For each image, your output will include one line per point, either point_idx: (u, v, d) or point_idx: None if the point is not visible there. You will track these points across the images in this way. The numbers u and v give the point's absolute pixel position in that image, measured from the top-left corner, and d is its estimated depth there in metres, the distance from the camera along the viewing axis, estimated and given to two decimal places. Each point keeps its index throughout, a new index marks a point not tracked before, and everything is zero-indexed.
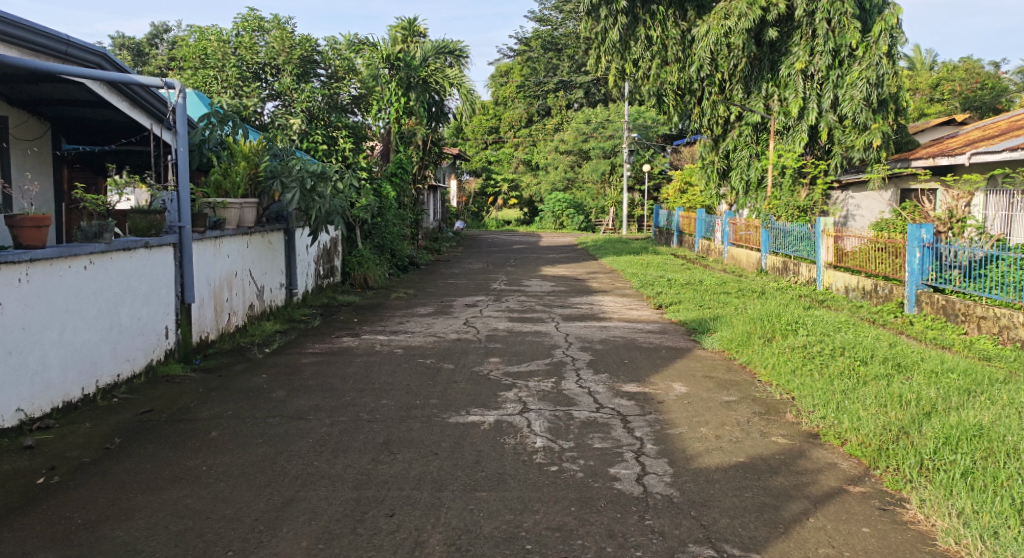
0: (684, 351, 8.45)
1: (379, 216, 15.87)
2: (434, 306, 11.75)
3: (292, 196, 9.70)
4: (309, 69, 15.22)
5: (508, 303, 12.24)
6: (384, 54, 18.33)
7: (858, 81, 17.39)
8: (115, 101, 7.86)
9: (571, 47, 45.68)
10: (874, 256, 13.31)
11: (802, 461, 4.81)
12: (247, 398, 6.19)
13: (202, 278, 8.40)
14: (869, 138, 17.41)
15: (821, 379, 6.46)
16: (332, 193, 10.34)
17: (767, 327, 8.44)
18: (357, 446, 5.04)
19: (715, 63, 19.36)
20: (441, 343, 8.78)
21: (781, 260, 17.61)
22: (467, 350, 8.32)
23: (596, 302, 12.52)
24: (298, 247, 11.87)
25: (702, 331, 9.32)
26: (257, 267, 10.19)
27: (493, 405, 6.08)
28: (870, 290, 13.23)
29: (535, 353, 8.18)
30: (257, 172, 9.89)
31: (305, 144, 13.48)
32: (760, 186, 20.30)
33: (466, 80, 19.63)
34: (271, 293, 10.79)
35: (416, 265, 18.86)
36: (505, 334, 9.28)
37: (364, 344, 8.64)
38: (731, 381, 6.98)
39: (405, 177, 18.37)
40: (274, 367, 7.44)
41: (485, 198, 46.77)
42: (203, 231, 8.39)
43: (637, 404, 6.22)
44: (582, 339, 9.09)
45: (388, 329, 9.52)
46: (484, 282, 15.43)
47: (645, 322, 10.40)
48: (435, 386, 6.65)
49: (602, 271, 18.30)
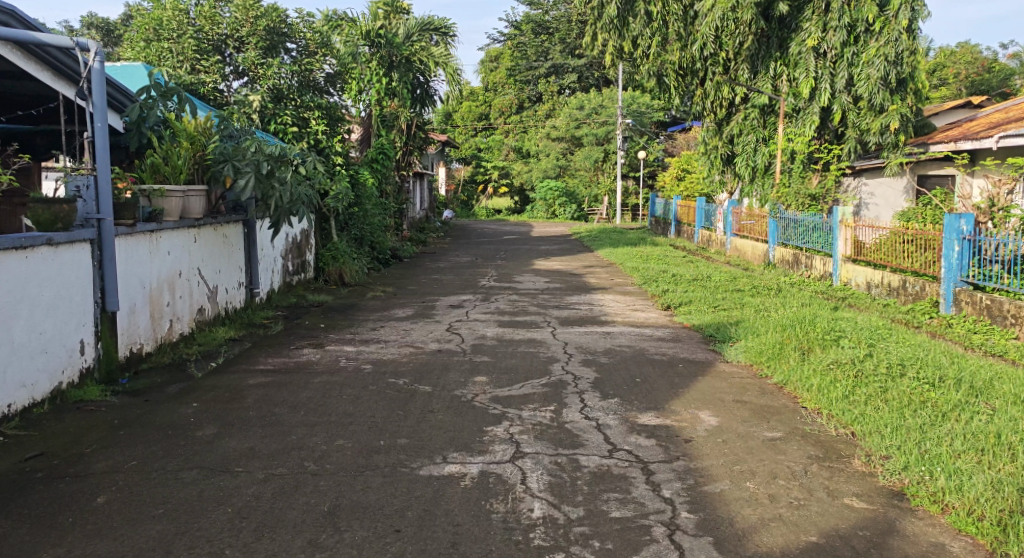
0: (704, 365, 7.16)
1: (357, 205, 14.60)
2: (414, 308, 10.41)
3: (245, 182, 8.33)
4: (279, 46, 13.99)
5: (497, 303, 10.93)
6: (364, 30, 17.08)
7: (875, 58, 16.08)
8: (18, 62, 6.36)
9: (563, 30, 44.27)
10: (902, 249, 12.02)
11: (895, 543, 3.55)
12: (165, 439, 4.84)
13: (134, 278, 7.10)
14: (886, 121, 16.23)
15: (887, 409, 5.17)
16: (296, 180, 8.99)
17: (804, 337, 7.16)
18: (294, 519, 3.74)
19: (719, 41, 18.21)
20: (418, 356, 7.46)
21: (792, 253, 16.35)
22: (448, 366, 7.01)
23: (596, 302, 11.22)
24: (260, 241, 10.53)
25: (722, 339, 8.04)
26: (208, 265, 8.84)
27: (476, 448, 4.77)
28: (897, 287, 11.96)
29: (529, 370, 6.87)
30: (206, 154, 8.54)
31: (272, 126, 12.22)
32: (766, 173, 19.04)
33: (453, 59, 18.18)
34: (228, 294, 9.47)
35: (398, 258, 17.61)
36: (494, 344, 7.97)
37: (326, 357, 7.31)
38: (770, 408, 5.68)
39: (386, 163, 17.03)
40: (211, 390, 6.10)
41: (474, 185, 45.35)
42: (133, 223, 7.04)
43: (661, 444, 4.90)
44: (583, 349, 7.77)
45: (357, 338, 8.20)
46: (472, 278, 14.13)
47: (654, 326, 9.10)
48: (405, 419, 5.34)
49: (598, 265, 17.04)
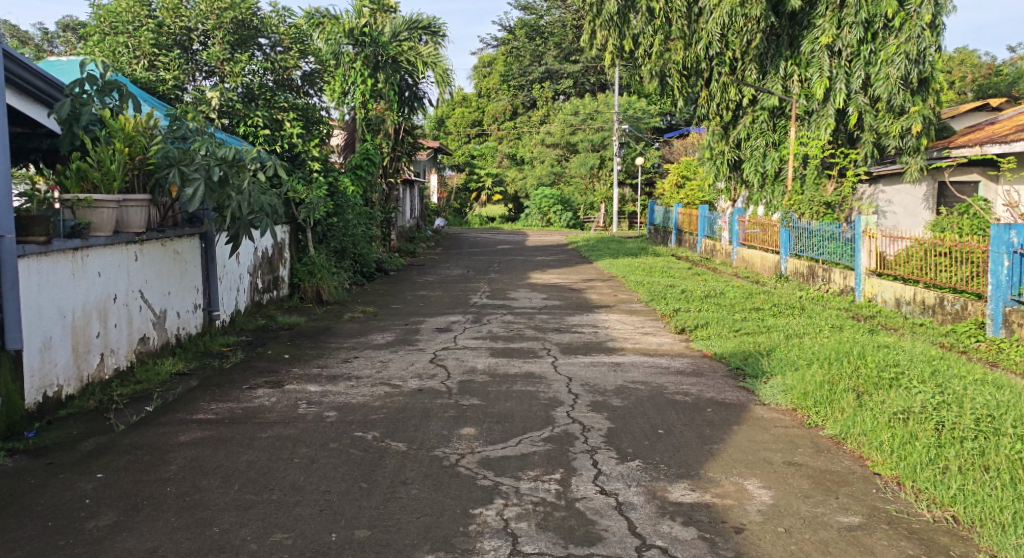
0: (738, 409, 5.94)
1: (337, 215, 13.34)
2: (395, 333, 9.18)
3: (193, 191, 7.07)
4: (251, 43, 12.60)
5: (490, 325, 9.70)
6: (347, 28, 15.86)
7: (895, 56, 14.91)
8: None
9: (558, 35, 43.17)
10: (937, 262, 10.82)
11: None
12: (43, 536, 3.63)
13: (49, 307, 5.88)
14: (907, 123, 15.08)
15: (997, 486, 3.99)
16: (258, 188, 7.78)
17: (856, 373, 5.96)
18: None
19: (726, 40, 17.11)
20: (395, 398, 6.23)
21: (807, 265, 15.20)
22: (429, 414, 5.78)
23: (600, 323, 10.00)
24: (220, 257, 9.29)
25: (753, 373, 6.84)
26: (153, 286, 7.60)
27: (462, 547, 3.59)
28: (932, 305, 10.80)
29: (528, 418, 5.66)
30: (148, 158, 7.32)
31: (242, 128, 11.25)
32: (777, 179, 17.88)
33: (443, 60, 16.99)
34: (180, 318, 8.24)
35: (385, 272, 16.43)
36: (485, 381, 6.74)
37: (284, 400, 6.06)
38: (834, 475, 4.49)
39: (372, 170, 15.66)
40: (130, 449, 4.85)
41: (468, 194, 43.88)
42: (48, 240, 5.84)
43: (704, 537, 3.71)
44: (591, 388, 6.55)
45: (325, 374, 6.96)
46: (462, 294, 12.89)
47: (669, 356, 7.90)
48: (369, 497, 4.14)
49: (599, 278, 15.88)
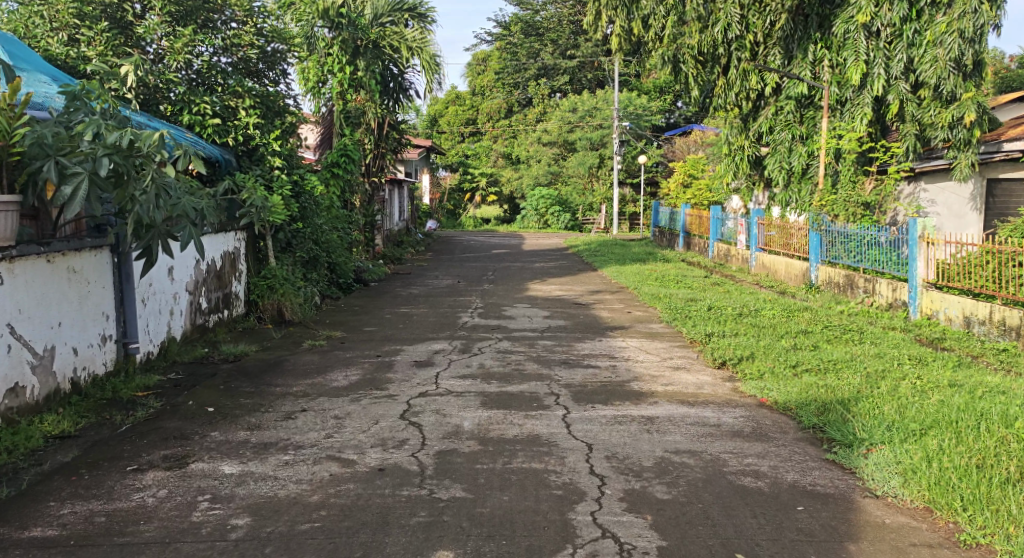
0: (845, 504, 4.07)
1: (304, 219, 11.42)
2: (361, 369, 7.27)
3: (72, 190, 5.15)
4: (199, 16, 10.73)
5: (482, 357, 7.77)
6: (321, 7, 13.86)
7: (945, 35, 12.86)
8: None
9: (555, 31, 41.08)
10: (1021, 274, 8.96)
11: None
12: None
13: None
14: (959, 112, 13.10)
15: None
16: (174, 186, 5.90)
17: (1014, 452, 4.09)
18: None
19: (747, 21, 15.28)
20: (342, 486, 4.34)
21: (844, 274, 13.29)
22: (388, 518, 3.90)
23: (618, 352, 8.10)
24: (141, 272, 7.36)
25: (845, 440, 4.93)
26: (32, 317, 5.64)
27: None
28: (1016, 324, 8.94)
29: (536, 527, 3.80)
30: (14, 143, 5.37)
31: (186, 116, 9.46)
32: (804, 176, 16.00)
33: (430, 44, 15.05)
34: (81, 355, 6.32)
35: (364, 282, 14.53)
36: (473, 454, 4.83)
37: (179, 493, 4.16)
38: None
39: (352, 167, 13.67)
40: None
41: (461, 195, 41.90)
42: None
43: None
44: (624, 466, 4.66)
45: (251, 442, 5.05)
46: (450, 312, 10.99)
47: (716, 406, 6.00)
48: None
49: (606, 289, 14.02)
